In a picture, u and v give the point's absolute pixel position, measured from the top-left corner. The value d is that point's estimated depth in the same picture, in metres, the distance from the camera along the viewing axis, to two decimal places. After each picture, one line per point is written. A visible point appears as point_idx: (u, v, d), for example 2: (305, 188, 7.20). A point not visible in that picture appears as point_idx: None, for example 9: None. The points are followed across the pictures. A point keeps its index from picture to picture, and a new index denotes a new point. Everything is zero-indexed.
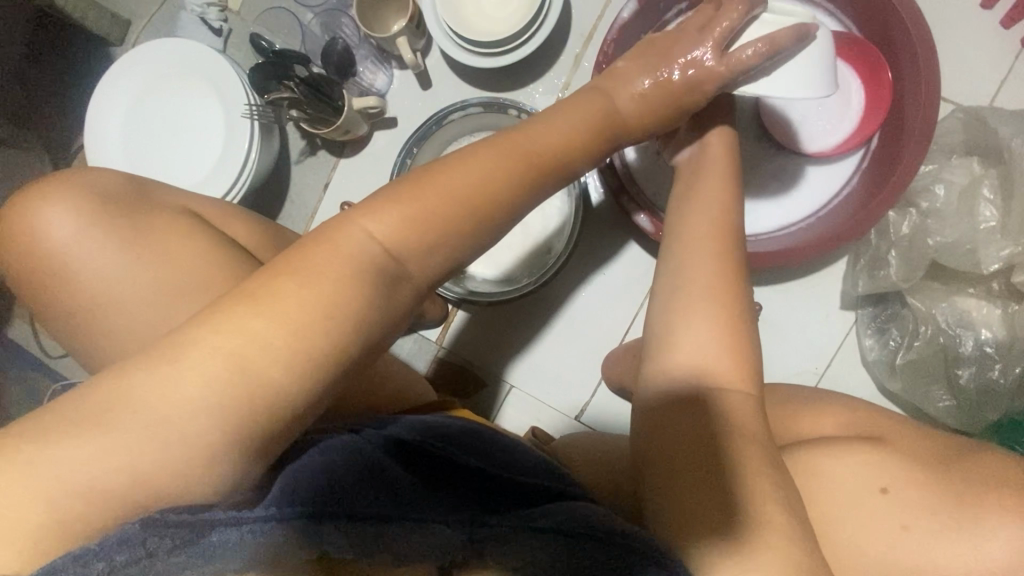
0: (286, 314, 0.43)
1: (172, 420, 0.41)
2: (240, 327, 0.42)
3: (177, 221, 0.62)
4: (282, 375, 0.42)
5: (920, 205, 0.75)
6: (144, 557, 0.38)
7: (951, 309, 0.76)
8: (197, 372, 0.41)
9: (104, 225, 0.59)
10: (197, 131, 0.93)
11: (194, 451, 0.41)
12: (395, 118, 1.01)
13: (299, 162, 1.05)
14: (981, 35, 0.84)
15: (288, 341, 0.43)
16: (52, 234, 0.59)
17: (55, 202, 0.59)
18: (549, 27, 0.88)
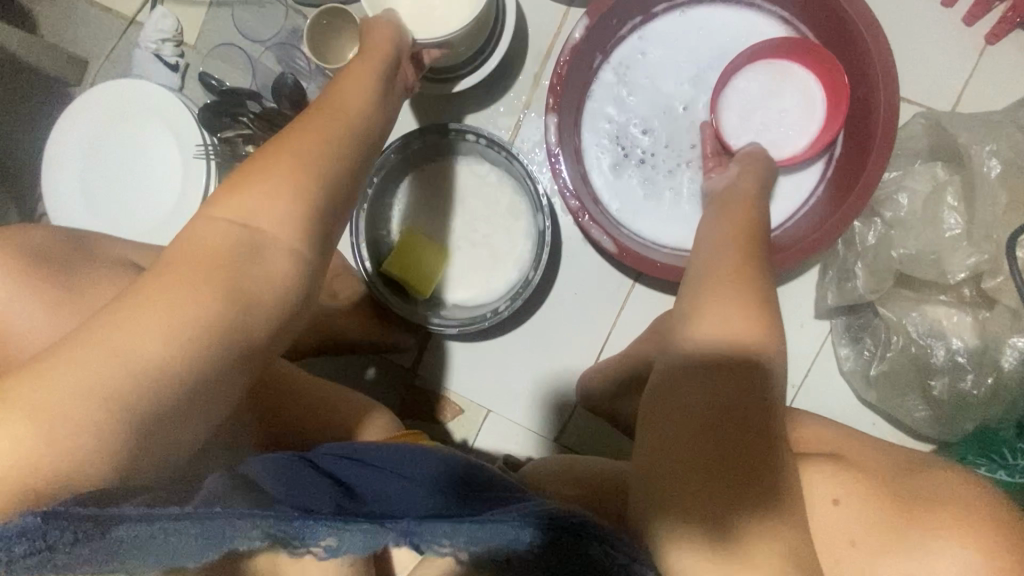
0: (173, 299, 0.42)
1: (49, 408, 0.38)
2: (123, 316, 0.41)
3: (121, 276, 0.61)
4: (171, 348, 0.41)
5: (884, 214, 0.74)
6: (44, 549, 0.36)
7: (921, 318, 0.74)
8: (73, 360, 0.39)
9: (42, 284, 0.58)
10: (154, 171, 0.92)
11: (80, 433, 0.38)
12: None
13: None
14: (942, 35, 0.83)
15: (175, 320, 0.42)
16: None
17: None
18: (503, 49, 0.87)
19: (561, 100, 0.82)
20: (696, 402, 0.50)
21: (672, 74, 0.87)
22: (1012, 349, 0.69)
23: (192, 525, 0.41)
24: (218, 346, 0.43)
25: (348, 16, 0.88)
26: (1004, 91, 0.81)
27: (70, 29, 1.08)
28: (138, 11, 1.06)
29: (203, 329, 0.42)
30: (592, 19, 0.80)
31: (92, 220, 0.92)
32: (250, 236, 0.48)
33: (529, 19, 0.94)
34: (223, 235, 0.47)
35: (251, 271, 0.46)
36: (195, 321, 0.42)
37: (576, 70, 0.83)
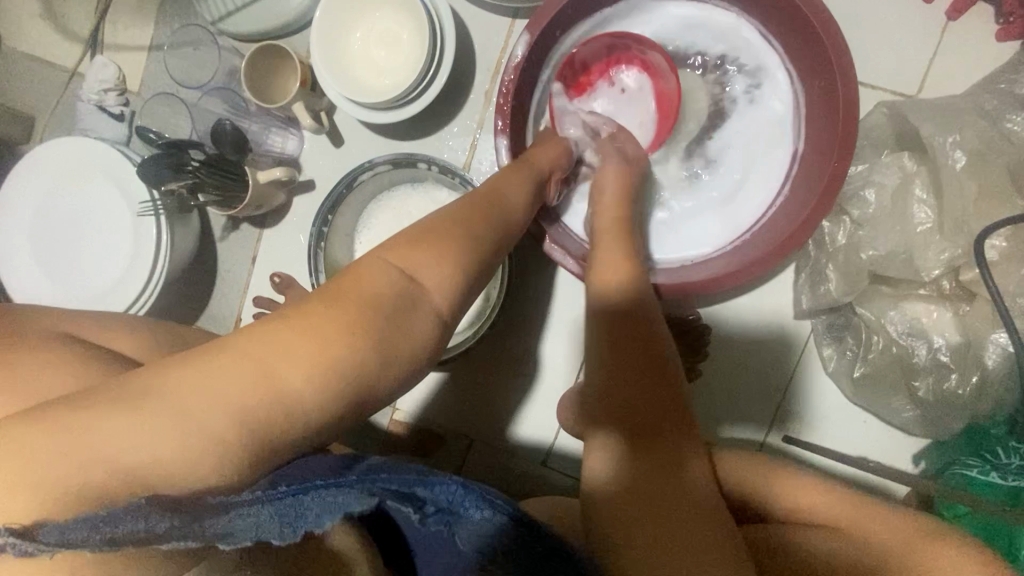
0: (316, 328, 0.43)
1: (196, 413, 0.39)
2: (272, 337, 0.42)
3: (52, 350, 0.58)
4: (302, 380, 0.41)
5: (852, 212, 0.70)
6: (144, 532, 0.34)
7: (901, 317, 0.71)
8: (227, 372, 0.40)
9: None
10: (105, 230, 0.89)
11: (207, 449, 0.38)
12: (313, 180, 0.97)
13: (223, 239, 1.02)
14: (901, 14, 0.79)
15: (312, 355, 0.42)
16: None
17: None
18: (447, 71, 0.84)
19: (510, 120, 0.78)
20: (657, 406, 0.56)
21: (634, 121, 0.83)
22: (994, 345, 0.66)
23: (271, 506, 0.39)
24: (344, 395, 0.42)
25: (284, 52, 0.85)
26: (972, 68, 0.78)
27: (13, 86, 1.05)
28: (78, 62, 1.03)
29: (328, 368, 0.42)
30: (532, 35, 0.77)
31: (49, 283, 0.90)
32: (406, 295, 0.48)
33: (474, 36, 0.91)
34: (384, 280, 0.47)
35: (400, 336, 0.46)
36: (329, 359, 0.42)
37: (522, 88, 0.80)
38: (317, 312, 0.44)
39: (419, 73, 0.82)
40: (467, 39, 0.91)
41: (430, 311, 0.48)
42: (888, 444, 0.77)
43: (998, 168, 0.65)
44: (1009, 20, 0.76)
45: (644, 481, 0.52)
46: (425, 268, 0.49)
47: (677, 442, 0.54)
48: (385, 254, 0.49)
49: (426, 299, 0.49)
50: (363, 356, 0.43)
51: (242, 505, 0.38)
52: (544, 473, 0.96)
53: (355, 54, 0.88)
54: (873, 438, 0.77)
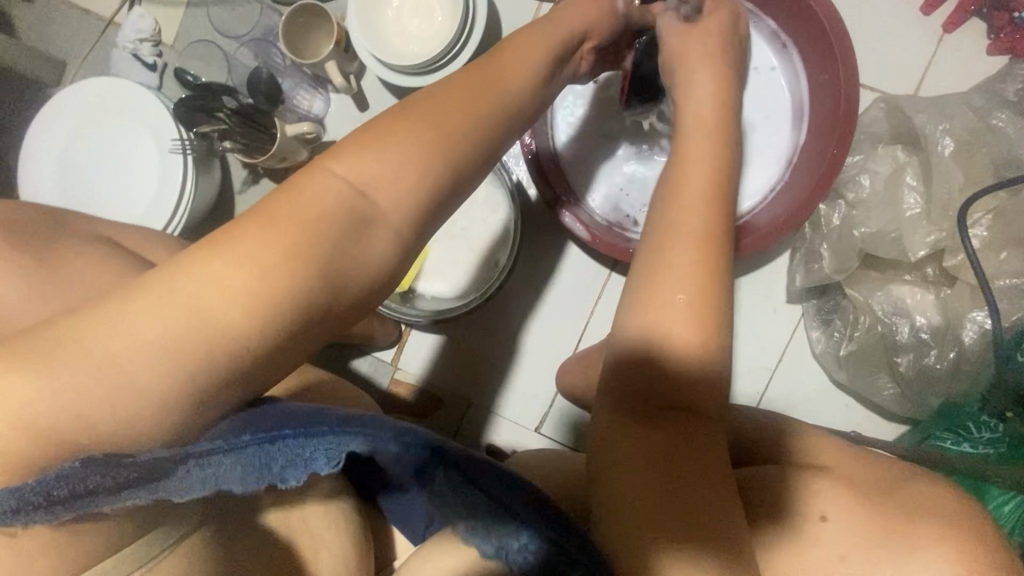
0: (247, 252, 0.42)
1: (120, 360, 0.39)
2: (200, 272, 0.41)
3: (96, 251, 0.61)
4: (237, 315, 0.41)
5: (848, 196, 0.75)
6: (81, 494, 0.36)
7: (887, 298, 0.76)
8: (150, 309, 0.40)
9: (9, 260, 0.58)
10: (131, 168, 0.92)
11: (134, 393, 0.39)
12: (335, 141, 1.01)
13: (242, 191, 1.05)
14: (901, 24, 0.85)
15: (248, 284, 0.42)
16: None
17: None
18: (476, 40, 0.89)
19: None
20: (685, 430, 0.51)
21: None
22: (972, 323, 0.71)
23: (234, 457, 0.41)
24: (288, 321, 0.43)
25: (322, 13, 0.90)
26: (963, 78, 0.84)
27: (48, 30, 1.08)
28: (116, 12, 1.07)
29: (271, 301, 0.42)
30: None
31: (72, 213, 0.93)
32: (361, 208, 0.48)
33: (502, 15, 0.96)
34: (329, 194, 0.47)
35: (348, 261, 0.46)
36: (282, 282, 0.43)
37: None
38: (247, 239, 0.43)
39: (451, 41, 0.87)
40: (496, 18, 0.96)
41: (384, 233, 0.49)
42: (867, 424, 0.81)
43: (981, 161, 0.70)
44: (999, 36, 0.82)
45: (613, 516, 0.47)
46: (378, 182, 0.48)
47: (670, 483, 0.48)
48: (331, 166, 0.48)
49: (379, 219, 0.48)
50: (314, 284, 0.44)
51: (203, 457, 0.40)
52: (538, 440, 0.99)
53: (389, 21, 0.92)
54: (854, 419, 0.82)
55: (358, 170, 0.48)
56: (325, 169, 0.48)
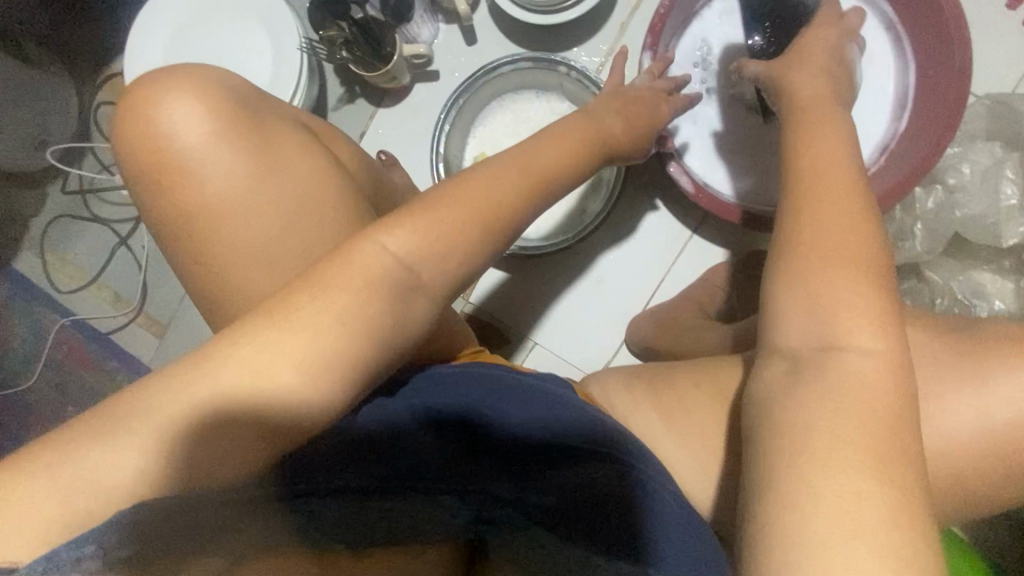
0: (301, 317, 0.50)
1: (173, 419, 0.48)
2: (262, 335, 0.49)
3: (296, 135, 0.63)
4: (288, 374, 0.49)
5: (947, 181, 0.80)
6: (130, 540, 0.42)
7: (966, 282, 0.81)
8: (194, 387, 0.48)
9: (223, 132, 0.59)
10: (242, 65, 0.93)
11: (192, 452, 0.48)
12: (438, 71, 1.03)
13: (336, 109, 1.06)
14: (1005, 31, 0.90)
15: (295, 349, 0.49)
16: (182, 127, 0.59)
17: (183, 92, 0.59)
18: (587, 6, 0.91)
19: (658, 44, 0.89)
20: (844, 391, 0.47)
21: None
22: None
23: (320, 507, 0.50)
24: (344, 377, 0.50)
25: None
26: None
27: None
28: None
29: (315, 365, 0.49)
30: None
31: None
32: (408, 277, 0.54)
33: None
34: (375, 262, 0.53)
35: (399, 317, 0.53)
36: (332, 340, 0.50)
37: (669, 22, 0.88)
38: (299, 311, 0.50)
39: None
40: None
41: (425, 293, 0.56)
42: None
43: None
44: None
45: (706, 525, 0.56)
46: (422, 258, 0.55)
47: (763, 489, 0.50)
48: (380, 238, 0.54)
49: (421, 285, 0.55)
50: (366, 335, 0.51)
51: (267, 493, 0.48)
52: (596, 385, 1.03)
53: None
54: None
55: (404, 243, 0.54)
56: (376, 242, 0.54)
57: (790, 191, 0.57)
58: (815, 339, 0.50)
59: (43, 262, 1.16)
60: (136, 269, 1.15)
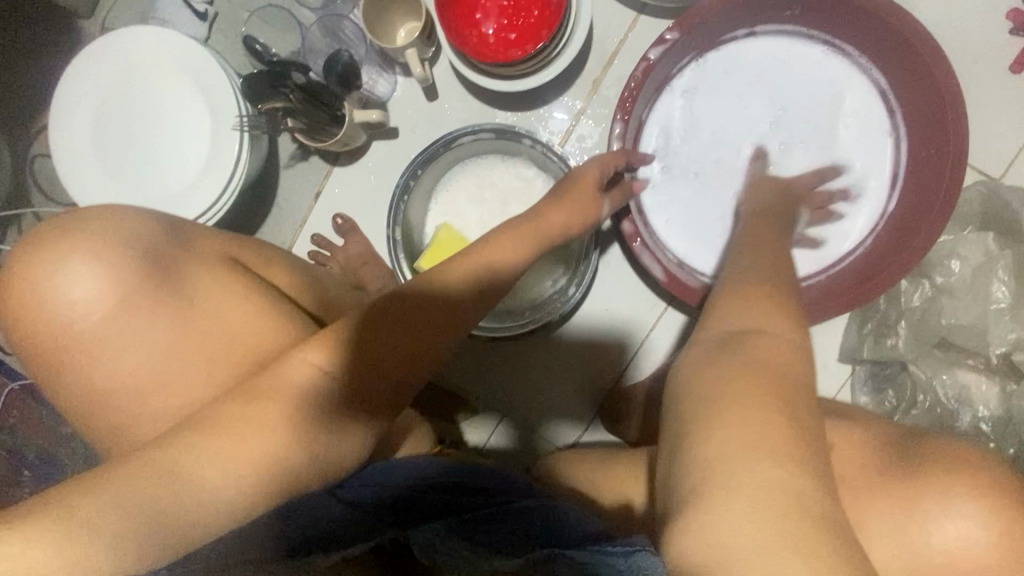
0: (233, 430, 0.52)
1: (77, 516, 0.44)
2: (188, 454, 0.50)
3: (219, 276, 0.62)
4: (212, 475, 0.50)
5: (935, 278, 0.76)
6: None
7: (951, 382, 0.76)
8: (104, 493, 0.46)
9: (137, 297, 0.59)
10: (177, 135, 0.85)
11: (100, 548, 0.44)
12: (397, 128, 0.96)
13: (288, 166, 0.98)
14: None
15: (219, 459, 0.51)
16: (96, 297, 0.57)
17: (93, 256, 0.58)
18: (547, 75, 0.83)
19: (629, 119, 0.79)
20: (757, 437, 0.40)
21: (793, 112, 0.83)
22: None
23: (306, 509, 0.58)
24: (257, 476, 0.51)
25: None
26: None
27: None
28: None
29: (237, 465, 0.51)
30: (673, 37, 0.76)
31: (103, 174, 0.85)
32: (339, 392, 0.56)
33: (596, 21, 0.90)
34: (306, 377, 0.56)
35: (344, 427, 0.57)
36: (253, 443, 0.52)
37: (643, 93, 0.79)
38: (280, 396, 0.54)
39: (522, 64, 0.81)
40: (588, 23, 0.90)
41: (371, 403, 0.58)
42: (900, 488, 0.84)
43: None
44: None
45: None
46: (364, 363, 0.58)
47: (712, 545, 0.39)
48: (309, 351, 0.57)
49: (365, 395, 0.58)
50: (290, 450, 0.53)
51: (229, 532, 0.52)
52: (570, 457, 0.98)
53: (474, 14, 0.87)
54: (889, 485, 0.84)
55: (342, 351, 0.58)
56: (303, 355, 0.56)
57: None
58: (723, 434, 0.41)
59: None
60: None
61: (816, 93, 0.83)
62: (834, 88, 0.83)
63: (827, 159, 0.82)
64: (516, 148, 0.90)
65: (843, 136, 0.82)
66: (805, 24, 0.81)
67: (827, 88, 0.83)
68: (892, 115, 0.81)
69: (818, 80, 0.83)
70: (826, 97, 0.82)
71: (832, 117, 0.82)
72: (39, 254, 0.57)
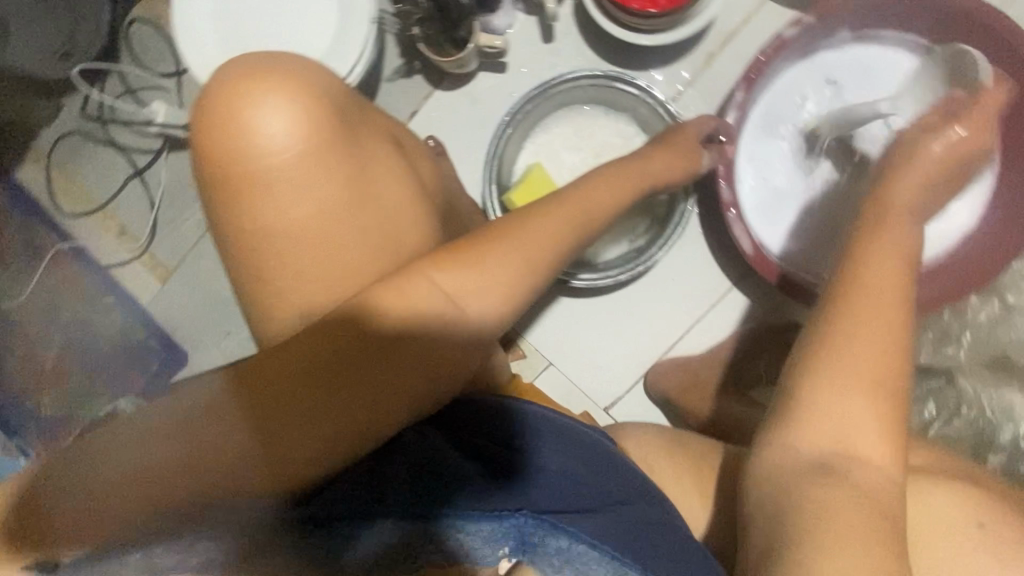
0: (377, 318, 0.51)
1: (182, 423, 0.50)
2: (329, 336, 0.51)
3: (391, 162, 0.61)
4: (332, 360, 0.51)
5: (1004, 298, 0.80)
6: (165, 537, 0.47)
7: (998, 400, 0.80)
8: (208, 403, 0.51)
9: (314, 156, 0.56)
10: (300, 19, 0.84)
11: (203, 450, 0.49)
12: (507, 63, 0.97)
13: (390, 80, 0.99)
14: None
15: (353, 350, 0.51)
16: (275, 142, 0.55)
17: (282, 103, 0.55)
18: (681, 34, 0.85)
19: (750, 91, 0.82)
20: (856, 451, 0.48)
21: None
22: None
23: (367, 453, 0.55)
24: (382, 369, 0.52)
25: None
26: None
27: None
28: None
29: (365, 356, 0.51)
30: (808, 21, 0.80)
31: (220, 42, 0.84)
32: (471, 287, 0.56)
33: None
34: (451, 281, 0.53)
35: (471, 337, 0.54)
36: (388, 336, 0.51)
37: (768, 69, 0.82)
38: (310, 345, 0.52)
39: (652, 19, 0.84)
40: None
41: None
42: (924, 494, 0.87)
43: None
44: None
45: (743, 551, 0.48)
46: None
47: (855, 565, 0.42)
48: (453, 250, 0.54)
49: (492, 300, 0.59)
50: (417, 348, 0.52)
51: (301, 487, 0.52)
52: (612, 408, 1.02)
53: None
54: None
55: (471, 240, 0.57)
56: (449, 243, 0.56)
57: (880, 323, 0.51)
58: (839, 420, 0.49)
59: (49, 179, 1.09)
60: (148, 206, 1.08)
61: None
62: None
63: None
64: (627, 103, 0.92)
65: None
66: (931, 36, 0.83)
67: None
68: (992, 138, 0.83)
69: None
70: None
71: None
72: (240, 86, 0.55)
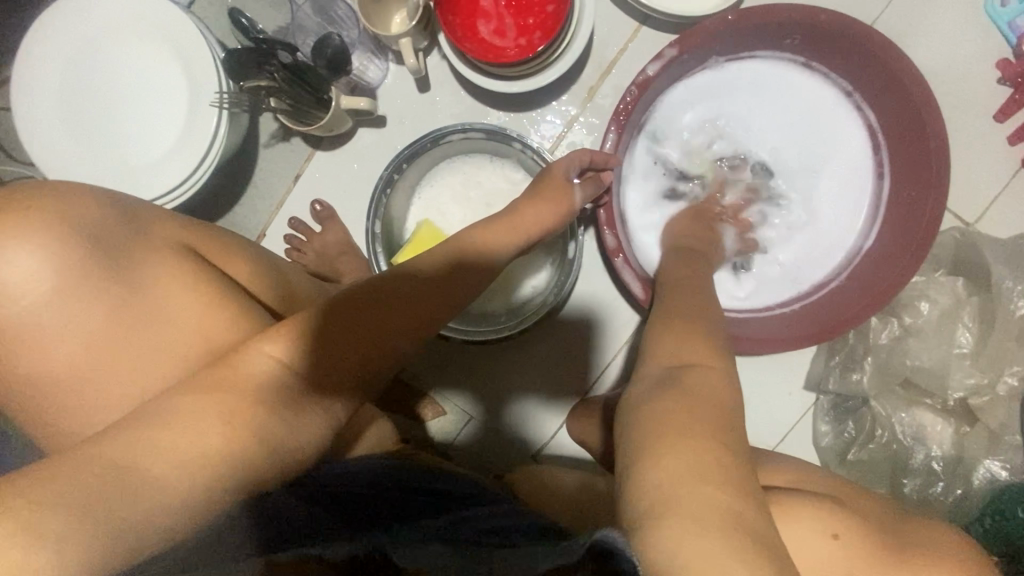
0: (188, 422, 0.46)
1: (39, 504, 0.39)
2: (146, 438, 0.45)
3: (181, 271, 0.58)
4: (161, 467, 0.44)
5: (902, 318, 0.78)
6: None
7: (909, 420, 0.78)
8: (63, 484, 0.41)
9: (78, 286, 0.54)
10: (150, 105, 0.80)
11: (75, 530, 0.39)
12: (384, 117, 0.93)
13: (267, 145, 0.95)
14: (983, 149, 0.81)
15: (179, 454, 0.45)
16: (28, 279, 0.53)
17: (29, 237, 0.53)
18: (547, 78, 0.81)
19: (623, 131, 0.78)
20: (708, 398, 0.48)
21: (784, 137, 0.84)
22: (985, 470, 0.76)
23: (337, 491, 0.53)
24: (218, 467, 0.45)
25: None
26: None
27: None
28: None
29: (199, 461, 0.45)
30: (672, 53, 0.75)
31: (68, 136, 0.80)
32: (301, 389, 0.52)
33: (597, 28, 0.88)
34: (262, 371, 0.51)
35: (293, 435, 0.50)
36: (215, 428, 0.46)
37: (638, 107, 0.78)
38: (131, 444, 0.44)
39: (515, 66, 0.80)
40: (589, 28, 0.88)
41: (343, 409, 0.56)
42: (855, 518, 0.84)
43: None
44: None
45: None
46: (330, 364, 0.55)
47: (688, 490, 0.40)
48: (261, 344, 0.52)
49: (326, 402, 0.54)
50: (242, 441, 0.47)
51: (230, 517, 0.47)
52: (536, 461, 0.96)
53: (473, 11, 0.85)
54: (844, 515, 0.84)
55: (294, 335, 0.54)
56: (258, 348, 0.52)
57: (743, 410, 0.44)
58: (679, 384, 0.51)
59: None
60: None
61: (806, 123, 0.83)
62: (824, 117, 0.83)
63: (818, 190, 0.83)
64: (508, 150, 0.88)
65: (836, 167, 0.83)
66: (800, 53, 0.81)
67: (818, 116, 0.83)
68: (879, 151, 0.82)
69: (811, 109, 0.83)
70: (817, 126, 0.83)
71: (823, 146, 0.83)
72: None
